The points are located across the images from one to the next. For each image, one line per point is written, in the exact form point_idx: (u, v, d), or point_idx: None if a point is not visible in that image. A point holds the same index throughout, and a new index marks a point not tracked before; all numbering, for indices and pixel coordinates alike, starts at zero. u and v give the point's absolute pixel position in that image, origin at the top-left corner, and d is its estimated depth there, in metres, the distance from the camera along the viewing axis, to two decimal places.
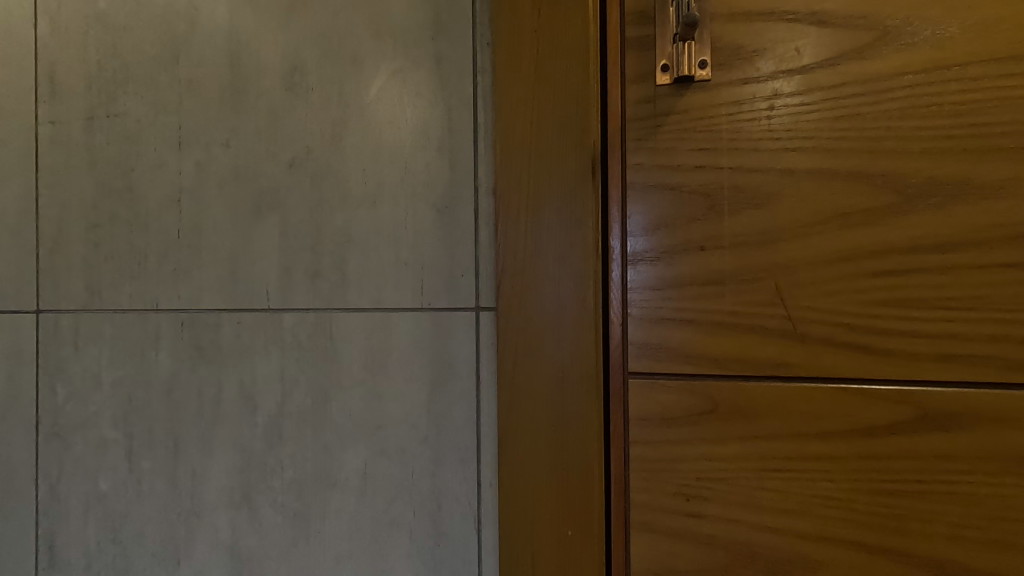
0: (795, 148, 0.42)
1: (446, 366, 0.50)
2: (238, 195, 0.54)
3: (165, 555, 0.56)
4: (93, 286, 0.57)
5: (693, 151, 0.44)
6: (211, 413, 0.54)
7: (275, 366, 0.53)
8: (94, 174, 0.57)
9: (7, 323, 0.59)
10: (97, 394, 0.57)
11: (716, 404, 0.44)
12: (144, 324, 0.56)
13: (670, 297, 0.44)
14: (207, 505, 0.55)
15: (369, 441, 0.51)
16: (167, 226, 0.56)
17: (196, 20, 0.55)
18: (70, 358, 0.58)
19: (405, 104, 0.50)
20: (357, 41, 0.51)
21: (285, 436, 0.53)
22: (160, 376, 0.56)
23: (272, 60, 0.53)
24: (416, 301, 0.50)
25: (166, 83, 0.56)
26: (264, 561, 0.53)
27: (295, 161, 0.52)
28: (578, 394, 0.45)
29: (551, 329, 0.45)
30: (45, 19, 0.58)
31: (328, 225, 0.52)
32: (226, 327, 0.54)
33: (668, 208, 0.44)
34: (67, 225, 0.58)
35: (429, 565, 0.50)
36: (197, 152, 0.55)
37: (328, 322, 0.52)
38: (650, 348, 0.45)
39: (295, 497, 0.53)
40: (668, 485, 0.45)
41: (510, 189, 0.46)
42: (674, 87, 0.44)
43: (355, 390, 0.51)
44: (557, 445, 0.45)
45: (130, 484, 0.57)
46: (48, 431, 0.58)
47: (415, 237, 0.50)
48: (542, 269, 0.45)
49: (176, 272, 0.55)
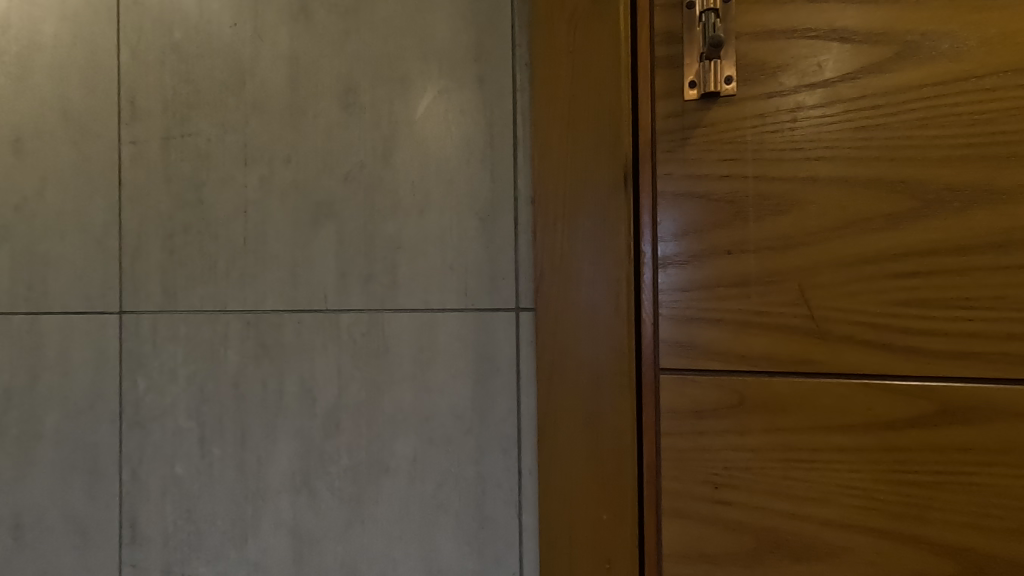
0: (817, 157, 0.45)
1: (489, 363, 0.54)
2: (297, 206, 0.59)
3: (234, 534, 0.61)
4: (169, 289, 0.64)
5: (719, 161, 0.47)
6: (274, 405, 0.60)
7: (333, 362, 0.58)
8: (170, 189, 0.64)
9: (94, 323, 0.66)
10: (173, 387, 0.64)
11: (743, 398, 0.47)
12: (214, 324, 0.62)
13: (698, 298, 0.47)
14: (271, 489, 0.60)
15: (418, 431, 0.55)
16: (234, 235, 0.61)
17: (260, 48, 0.60)
18: (149, 354, 0.64)
19: (450, 121, 0.55)
20: (406, 63, 0.56)
21: (341, 425, 0.58)
22: (229, 371, 0.62)
23: (328, 83, 0.58)
24: (461, 302, 0.54)
25: (233, 105, 0.61)
26: (323, 541, 0.58)
27: (349, 175, 0.57)
28: (612, 389, 0.48)
29: (586, 328, 0.49)
30: (127, 51, 0.65)
31: (379, 234, 0.57)
32: (288, 326, 0.60)
33: (696, 214, 0.47)
34: (146, 235, 0.64)
35: (474, 546, 0.54)
36: (261, 168, 0.60)
37: (380, 322, 0.57)
38: (680, 345, 0.48)
39: (351, 482, 0.57)
40: (697, 474, 0.48)
41: (547, 198, 0.50)
42: (701, 102, 0.47)
43: (405, 384, 0.56)
44: (591, 436, 0.49)
45: (202, 469, 0.63)
46: (131, 420, 0.65)
47: (459, 244, 0.55)
48: (577, 273, 0.49)
49: (243, 277, 0.61)
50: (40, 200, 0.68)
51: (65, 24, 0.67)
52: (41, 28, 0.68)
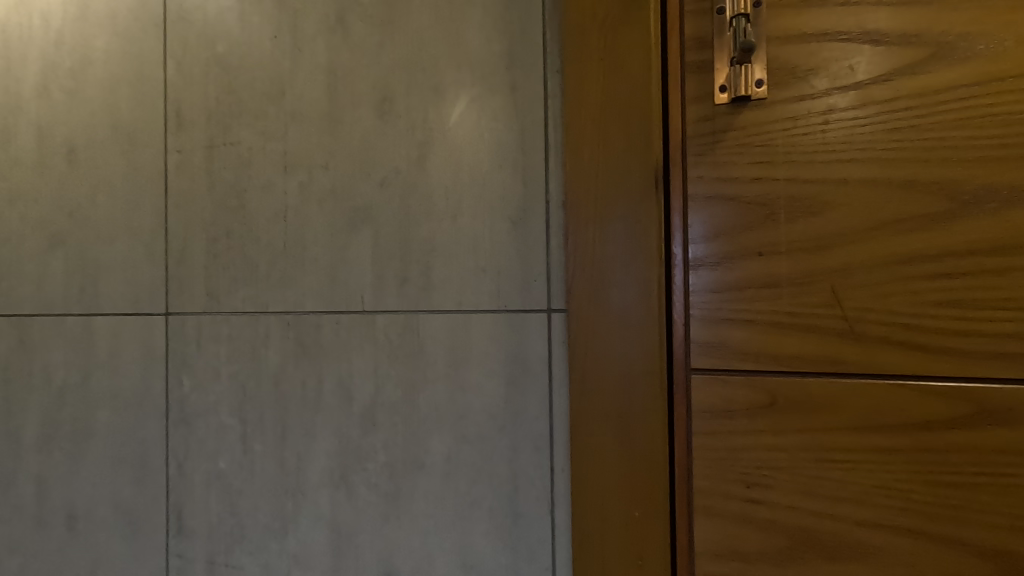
0: (849, 159, 0.45)
1: (522, 363, 0.55)
2: (335, 211, 0.61)
3: (274, 527, 0.64)
4: (212, 291, 0.66)
5: (750, 164, 0.47)
6: (313, 403, 0.62)
7: (369, 361, 0.60)
8: (213, 196, 0.66)
9: (143, 324, 0.70)
10: (217, 385, 0.66)
11: (775, 398, 0.47)
12: (255, 325, 0.65)
13: (729, 300, 0.48)
14: (311, 483, 0.62)
15: (453, 429, 0.57)
16: (274, 240, 0.64)
17: (299, 59, 0.63)
18: (194, 354, 0.67)
19: (483, 128, 0.56)
20: (440, 72, 0.58)
21: (378, 423, 0.60)
22: (270, 370, 0.64)
23: (365, 91, 0.60)
24: (494, 303, 0.56)
25: (273, 114, 0.64)
26: (361, 535, 0.60)
27: (385, 181, 0.59)
28: (643, 388, 0.49)
29: (618, 328, 0.50)
30: (173, 64, 0.68)
31: (414, 237, 0.58)
32: (326, 327, 0.62)
33: (727, 216, 0.48)
34: (191, 239, 0.67)
35: (507, 542, 0.55)
36: (300, 175, 0.63)
37: (415, 323, 0.58)
38: (711, 346, 0.48)
39: (387, 478, 0.59)
40: (729, 473, 0.48)
41: (579, 202, 0.51)
42: (732, 105, 0.48)
43: (440, 383, 0.57)
44: (623, 435, 0.50)
45: (245, 464, 0.65)
46: (177, 417, 0.68)
47: (492, 247, 0.56)
48: (609, 275, 0.50)
49: (283, 280, 0.63)
50: (92, 206, 0.72)
51: (115, 40, 0.71)
52: (93, 44, 0.72)
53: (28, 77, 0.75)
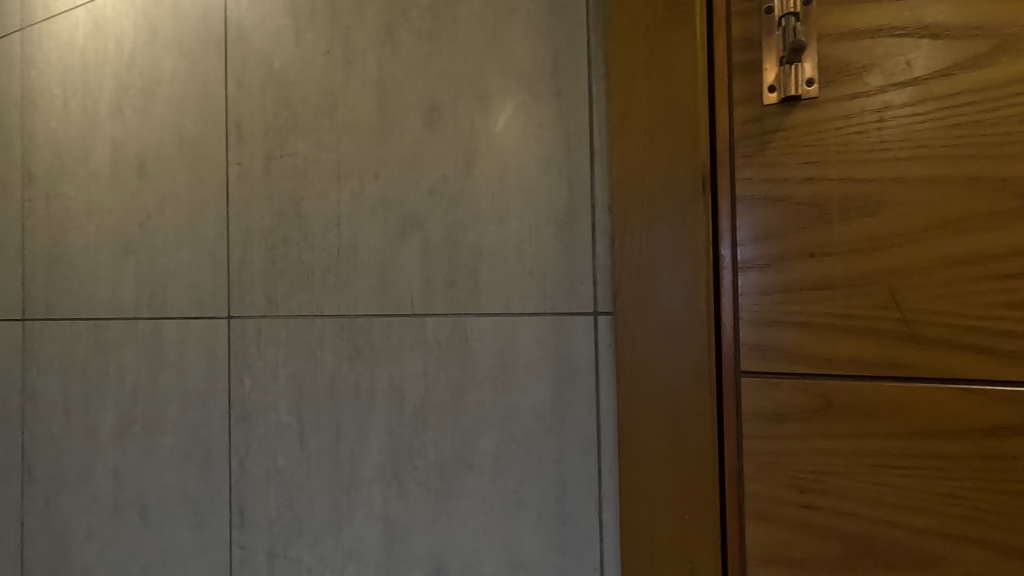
0: (907, 157, 0.44)
1: (569, 364, 0.56)
2: (386, 218, 0.63)
3: (330, 521, 0.67)
4: (271, 296, 0.70)
5: (801, 164, 0.47)
6: (366, 403, 0.65)
7: (419, 363, 0.62)
8: (271, 205, 0.70)
9: (207, 327, 0.74)
10: (275, 385, 0.70)
11: (829, 402, 0.46)
12: (311, 328, 0.68)
13: (780, 302, 0.47)
14: (364, 480, 0.65)
15: (501, 429, 0.58)
16: (329, 246, 0.66)
17: (350, 72, 0.65)
18: (254, 355, 0.71)
19: (528, 134, 0.57)
20: (486, 80, 0.59)
21: (428, 422, 0.61)
22: (325, 371, 0.67)
23: (413, 102, 0.62)
24: (540, 306, 0.57)
25: (326, 126, 0.67)
26: (412, 531, 0.62)
27: (434, 188, 0.61)
28: (692, 391, 0.49)
29: (665, 330, 0.50)
30: (233, 81, 0.72)
31: (462, 242, 0.60)
32: (378, 330, 0.64)
33: (777, 218, 0.47)
34: (251, 247, 0.71)
35: (555, 542, 0.56)
36: (353, 183, 0.65)
37: (463, 326, 0.60)
38: (762, 349, 0.48)
39: (437, 476, 0.61)
40: (782, 478, 0.48)
41: (625, 205, 0.51)
42: (782, 105, 0.47)
43: (488, 384, 0.59)
44: (671, 438, 0.50)
45: (302, 461, 0.68)
46: (239, 415, 0.72)
47: (538, 251, 0.57)
48: (656, 277, 0.50)
49: (337, 284, 0.66)
50: (161, 217, 0.78)
51: (181, 60, 0.76)
52: (161, 65, 0.78)
53: (109, 101, 0.83)
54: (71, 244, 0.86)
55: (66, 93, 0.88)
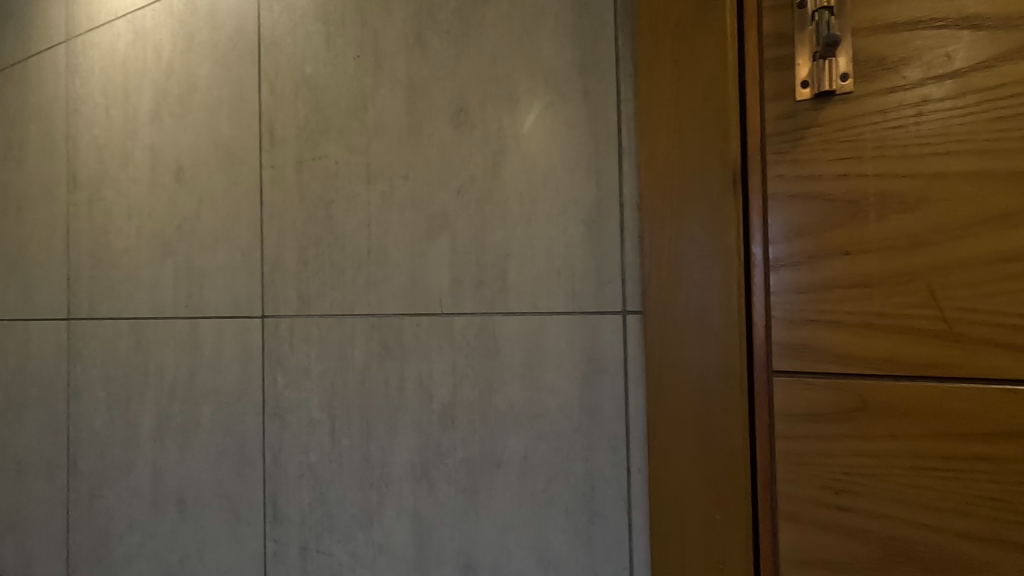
0: (946, 152, 0.43)
1: (597, 363, 0.56)
2: (415, 219, 0.64)
3: (361, 517, 0.68)
4: (303, 296, 0.71)
5: (835, 160, 0.46)
6: (396, 401, 0.66)
7: (448, 361, 0.63)
8: (303, 207, 0.72)
9: (242, 326, 0.76)
10: (307, 382, 0.71)
11: (865, 402, 0.45)
12: (342, 327, 0.69)
13: (813, 300, 0.47)
14: (394, 477, 0.66)
15: (529, 427, 0.59)
16: (359, 247, 0.68)
17: (380, 75, 0.67)
18: (287, 354, 0.73)
19: (556, 134, 0.58)
20: (514, 81, 0.60)
21: (456, 420, 0.62)
22: (355, 369, 0.68)
23: (442, 104, 0.63)
24: (568, 305, 0.57)
25: (356, 129, 0.68)
26: (442, 527, 0.63)
27: (462, 188, 0.62)
28: (723, 390, 0.49)
29: (695, 330, 0.50)
30: (267, 86, 0.74)
31: (490, 242, 0.60)
32: (407, 328, 0.65)
33: (810, 215, 0.47)
34: (284, 248, 0.73)
35: (584, 540, 0.56)
36: (382, 185, 0.66)
37: (491, 325, 0.61)
38: (795, 348, 0.47)
39: (466, 473, 0.62)
40: (816, 479, 0.47)
41: (654, 204, 0.51)
42: (815, 101, 0.47)
43: (516, 382, 0.59)
44: (701, 437, 0.49)
45: (333, 457, 0.70)
46: (272, 412, 0.74)
47: (566, 250, 0.57)
48: (686, 276, 0.50)
49: (367, 284, 0.67)
50: (198, 219, 0.80)
51: (216, 67, 0.79)
52: (197, 72, 0.80)
53: (148, 107, 0.86)
54: (112, 246, 0.90)
55: (108, 101, 0.91)
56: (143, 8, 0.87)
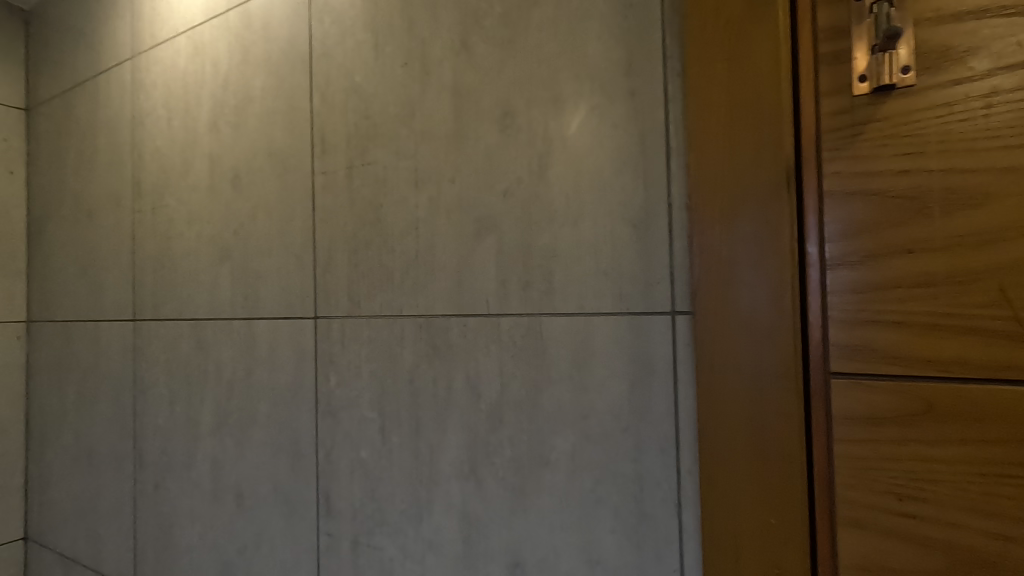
0: (1018, 145, 0.41)
1: (645, 364, 0.56)
2: (462, 221, 0.66)
3: (411, 513, 0.69)
4: (354, 297, 0.74)
5: (896, 156, 0.45)
6: (444, 400, 0.67)
7: (495, 361, 0.64)
8: (353, 211, 0.74)
9: (296, 327, 0.79)
10: (358, 381, 0.74)
11: (930, 405, 0.44)
12: (391, 328, 0.71)
13: (873, 300, 0.45)
14: (443, 474, 0.67)
15: (577, 427, 0.59)
16: (407, 249, 0.69)
17: (427, 82, 0.68)
18: (339, 353, 0.75)
19: (602, 136, 0.58)
20: (560, 84, 0.60)
21: (504, 419, 0.63)
22: (405, 368, 0.70)
23: (488, 108, 0.64)
24: (616, 306, 0.57)
25: (404, 135, 0.70)
26: (490, 525, 0.64)
27: (508, 191, 0.63)
28: (778, 393, 0.48)
29: (748, 331, 0.49)
30: (318, 95, 0.77)
31: (537, 243, 0.61)
32: (455, 329, 0.66)
33: (869, 213, 0.46)
34: (335, 251, 0.75)
35: (633, 541, 0.56)
36: (430, 189, 0.68)
37: (538, 326, 0.61)
38: (854, 349, 0.46)
39: (514, 472, 0.62)
40: (878, 484, 0.46)
41: (704, 204, 0.51)
42: (874, 95, 0.45)
43: (563, 383, 0.60)
44: (755, 440, 0.49)
45: (383, 454, 0.72)
46: (325, 409, 0.76)
47: (613, 251, 0.57)
48: (737, 276, 0.49)
49: (415, 285, 0.69)
50: (253, 224, 0.84)
51: (270, 78, 0.82)
52: (252, 84, 0.84)
53: (206, 119, 0.90)
54: (174, 251, 0.94)
55: (169, 113, 0.96)
56: (201, 25, 0.91)
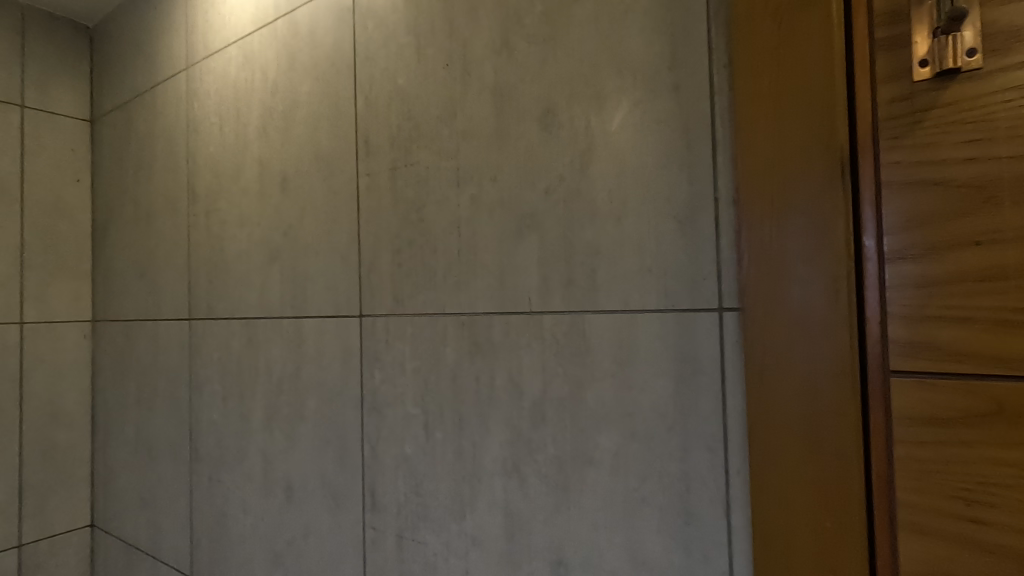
0: None
1: (692, 362, 0.55)
2: (504, 220, 0.66)
3: (454, 508, 0.70)
4: (398, 296, 0.75)
5: (961, 143, 0.42)
6: (487, 397, 0.67)
7: (538, 359, 0.64)
8: (397, 212, 0.75)
9: (342, 325, 0.81)
10: (402, 378, 0.75)
11: (1000, 405, 0.41)
12: (434, 326, 0.72)
13: (937, 295, 0.43)
14: (486, 471, 0.68)
15: (621, 426, 0.58)
16: (450, 248, 0.70)
17: (468, 82, 0.69)
18: (383, 351, 0.77)
19: (646, 131, 0.57)
20: (602, 80, 0.60)
21: (547, 417, 0.63)
22: (447, 366, 0.71)
23: (530, 106, 0.64)
24: (661, 303, 0.56)
25: (446, 135, 0.71)
26: (533, 522, 0.64)
27: (550, 188, 0.63)
28: (832, 391, 0.46)
29: (800, 328, 0.47)
30: (362, 99, 0.79)
31: (579, 240, 0.61)
32: (497, 326, 0.67)
33: (931, 204, 0.44)
34: (379, 251, 0.77)
35: (679, 541, 0.55)
36: (472, 188, 0.69)
37: (581, 323, 0.61)
38: (915, 347, 0.44)
39: (557, 470, 0.62)
40: (943, 488, 0.44)
41: (753, 198, 0.50)
42: (936, 80, 0.43)
43: (607, 380, 0.59)
44: (809, 440, 0.47)
45: (427, 450, 0.73)
46: (370, 406, 0.78)
47: (657, 247, 0.57)
48: (789, 271, 0.48)
49: (457, 284, 0.70)
50: (301, 226, 0.86)
51: (316, 84, 0.84)
52: (299, 90, 0.87)
53: (256, 125, 0.94)
54: (226, 253, 0.98)
55: (222, 121, 1.00)
56: (251, 34, 0.95)
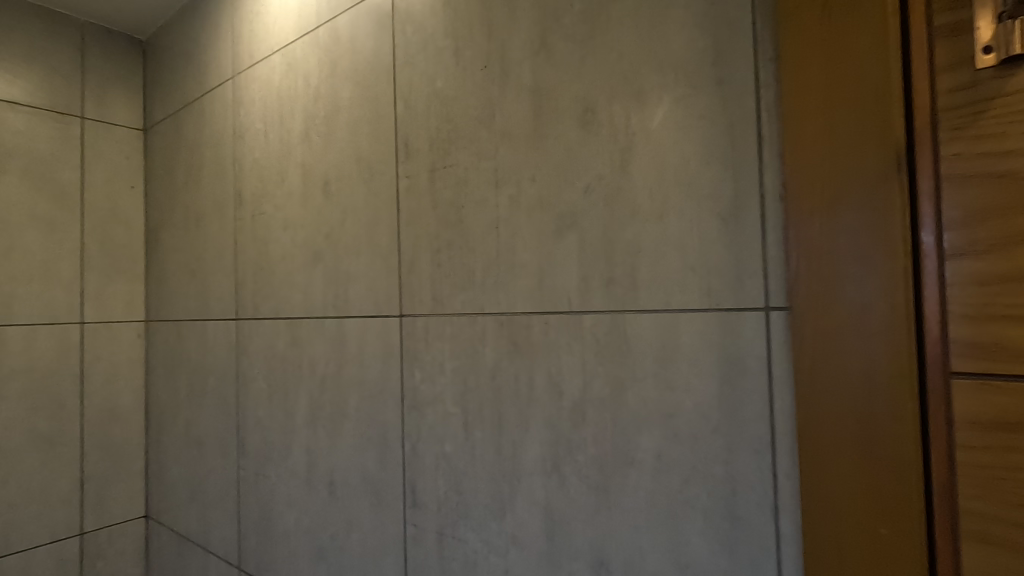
0: None
1: (737, 362, 0.53)
2: (543, 220, 0.66)
3: (494, 506, 0.71)
4: (437, 296, 0.76)
5: None
6: (526, 396, 0.68)
7: (578, 359, 0.64)
8: (436, 213, 0.76)
9: (383, 325, 0.83)
10: (441, 377, 0.76)
11: None
12: (473, 325, 0.73)
13: (1002, 292, 0.41)
14: (525, 470, 0.68)
15: (663, 427, 0.58)
16: (489, 248, 0.71)
17: (506, 83, 0.69)
18: (423, 350, 0.78)
19: (687, 128, 0.56)
20: (643, 77, 0.59)
21: (587, 417, 0.63)
22: (487, 365, 0.71)
23: (568, 106, 0.64)
24: (704, 303, 0.55)
25: (485, 136, 0.71)
26: (574, 522, 0.64)
27: (589, 187, 0.62)
28: (888, 393, 0.44)
29: (853, 327, 0.46)
30: (402, 102, 0.80)
31: (620, 239, 0.60)
32: (536, 326, 0.67)
33: (996, 197, 0.41)
34: (419, 252, 0.78)
35: (724, 545, 0.54)
36: (510, 188, 0.69)
37: (621, 323, 0.60)
38: (978, 347, 0.42)
39: (597, 470, 0.62)
40: (1011, 496, 0.41)
41: (802, 194, 0.48)
42: (1002, 67, 0.41)
43: (648, 381, 0.59)
44: (863, 443, 0.45)
45: (466, 448, 0.73)
46: (411, 404, 0.79)
47: (701, 245, 0.56)
48: (841, 269, 0.47)
49: (496, 284, 0.70)
50: (343, 228, 0.88)
51: (357, 89, 0.86)
52: (341, 95, 0.89)
53: (299, 130, 0.96)
54: (271, 255, 1.02)
55: (266, 127, 1.03)
56: (294, 43, 0.98)
